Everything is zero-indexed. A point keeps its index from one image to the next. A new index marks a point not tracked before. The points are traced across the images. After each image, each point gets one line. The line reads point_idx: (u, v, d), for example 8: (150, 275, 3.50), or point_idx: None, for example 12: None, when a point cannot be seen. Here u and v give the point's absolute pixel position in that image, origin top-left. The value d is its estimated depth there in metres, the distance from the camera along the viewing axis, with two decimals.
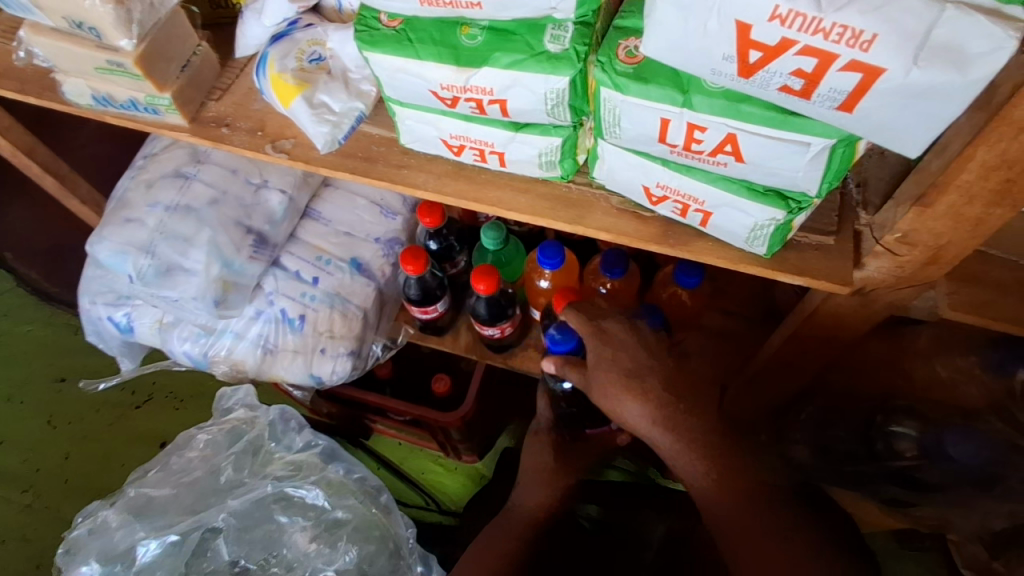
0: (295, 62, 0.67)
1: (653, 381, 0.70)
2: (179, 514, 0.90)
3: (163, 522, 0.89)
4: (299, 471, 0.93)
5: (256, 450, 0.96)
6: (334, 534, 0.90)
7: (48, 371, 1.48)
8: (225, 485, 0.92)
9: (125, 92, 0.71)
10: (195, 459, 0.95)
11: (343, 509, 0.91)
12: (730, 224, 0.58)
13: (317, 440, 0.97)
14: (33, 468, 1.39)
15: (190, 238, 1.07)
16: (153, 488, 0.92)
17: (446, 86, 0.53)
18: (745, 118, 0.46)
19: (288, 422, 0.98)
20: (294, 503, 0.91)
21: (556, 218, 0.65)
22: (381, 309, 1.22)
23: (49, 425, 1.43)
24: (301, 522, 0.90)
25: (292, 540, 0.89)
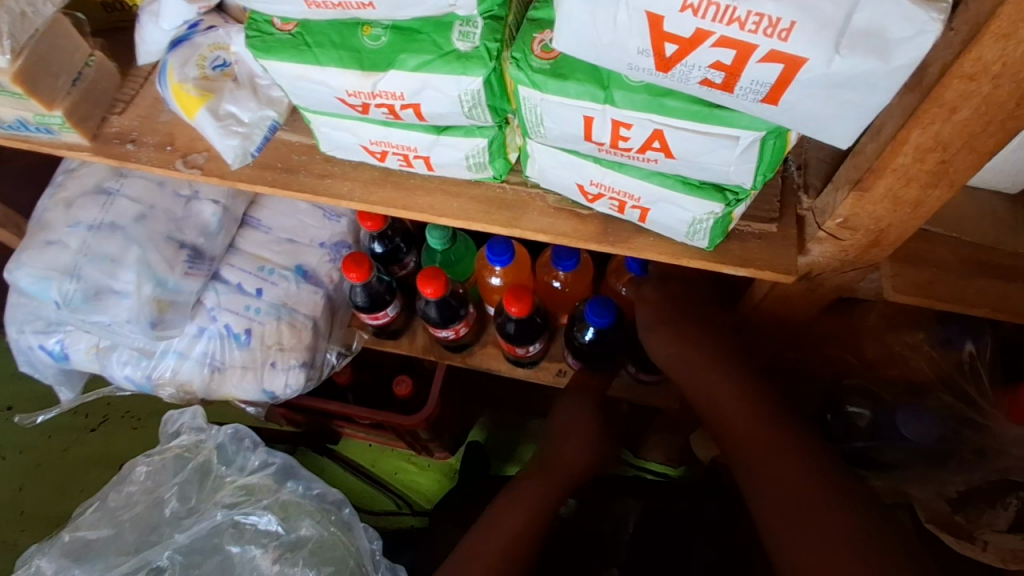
0: (196, 70, 0.62)
1: (691, 326, 0.79)
2: (121, 554, 0.86)
3: (103, 565, 0.85)
4: (253, 493, 0.89)
5: (206, 473, 0.92)
6: (292, 556, 0.86)
7: None
8: (172, 517, 0.89)
9: (9, 112, 0.65)
10: (136, 493, 0.91)
11: (302, 529, 0.88)
12: (669, 220, 0.55)
13: (267, 458, 0.93)
14: None
15: (117, 258, 1.01)
16: (90, 530, 0.88)
17: (352, 93, 0.49)
18: (670, 112, 0.43)
19: (240, 441, 0.94)
20: (246, 531, 0.87)
21: (490, 222, 0.62)
22: (332, 315, 1.17)
23: None
24: (256, 549, 0.86)
25: (252, 567, 0.85)
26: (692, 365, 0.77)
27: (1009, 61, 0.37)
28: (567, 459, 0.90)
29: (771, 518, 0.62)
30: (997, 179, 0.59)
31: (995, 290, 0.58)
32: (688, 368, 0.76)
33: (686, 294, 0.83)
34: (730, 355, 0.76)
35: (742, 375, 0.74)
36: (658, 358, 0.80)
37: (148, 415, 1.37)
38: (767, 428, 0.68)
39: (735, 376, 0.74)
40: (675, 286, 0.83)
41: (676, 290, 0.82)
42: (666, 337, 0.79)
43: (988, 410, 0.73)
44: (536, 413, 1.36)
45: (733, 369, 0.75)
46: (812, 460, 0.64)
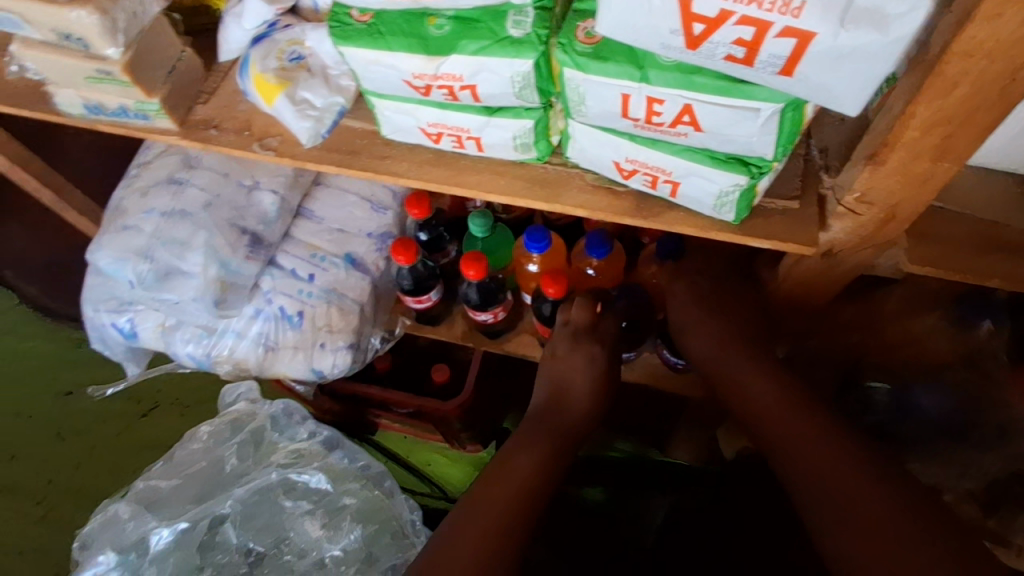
0: (276, 62, 0.70)
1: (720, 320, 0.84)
2: (187, 503, 0.93)
3: (172, 511, 0.92)
4: (303, 457, 0.97)
5: (260, 439, 0.99)
6: (336, 517, 0.93)
7: (55, 385, 1.52)
8: (231, 474, 0.96)
9: (114, 100, 0.74)
10: (198, 451, 0.98)
11: (347, 495, 0.94)
12: (698, 193, 0.61)
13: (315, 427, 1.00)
14: (45, 481, 1.43)
15: (187, 241, 1.10)
16: (160, 480, 0.96)
17: (417, 75, 0.56)
18: (698, 88, 0.49)
19: (289, 414, 1.01)
20: (297, 489, 0.95)
21: (533, 198, 0.68)
22: (377, 302, 1.24)
23: (58, 437, 1.47)
24: (306, 506, 0.94)
25: (300, 526, 0.92)
26: (722, 371, 0.80)
27: (1000, 40, 0.42)
28: (569, 418, 0.84)
29: (799, 486, 0.65)
30: (1004, 161, 0.63)
31: (1007, 265, 0.61)
32: (725, 376, 0.80)
33: (715, 286, 0.88)
34: (752, 343, 0.81)
35: (767, 368, 0.77)
36: (699, 361, 0.84)
37: (196, 402, 1.47)
38: (791, 406, 0.71)
39: (762, 362, 0.78)
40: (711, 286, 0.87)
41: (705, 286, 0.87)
42: (706, 342, 0.83)
43: (1004, 386, 0.77)
44: None
45: (753, 361, 0.78)
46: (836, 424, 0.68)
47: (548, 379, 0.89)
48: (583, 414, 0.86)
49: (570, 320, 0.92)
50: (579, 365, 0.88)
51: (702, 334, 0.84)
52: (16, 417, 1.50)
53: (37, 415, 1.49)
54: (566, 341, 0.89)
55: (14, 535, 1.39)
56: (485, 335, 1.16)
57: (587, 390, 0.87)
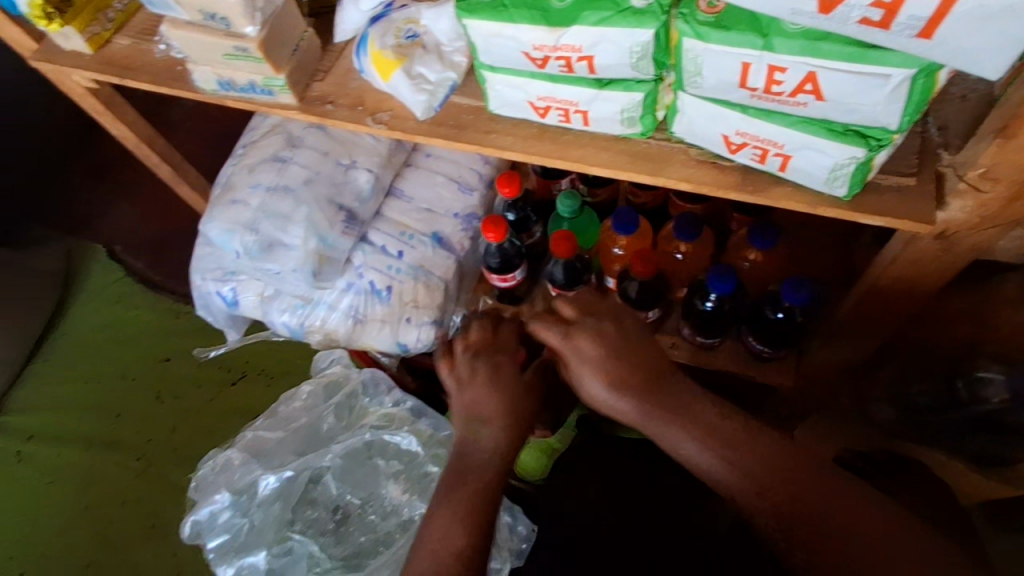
0: (394, 39, 0.74)
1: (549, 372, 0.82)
2: (290, 455, 1.00)
3: (277, 462, 0.99)
4: (392, 422, 1.02)
5: (353, 402, 1.05)
6: (422, 483, 0.98)
7: (153, 351, 1.63)
8: (329, 432, 1.03)
9: (245, 76, 0.80)
10: (299, 409, 1.05)
11: (433, 461, 0.99)
12: (810, 167, 0.60)
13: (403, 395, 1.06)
14: (145, 439, 1.53)
15: (289, 215, 1.17)
16: (266, 431, 1.03)
17: (537, 47, 0.58)
18: (824, 54, 0.49)
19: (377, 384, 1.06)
20: (388, 451, 1.01)
21: (637, 172, 0.69)
22: (460, 280, 1.29)
23: (156, 399, 1.57)
24: (395, 468, 1.00)
25: (386, 487, 0.99)
26: (626, 412, 0.77)
27: None
28: (486, 446, 0.79)
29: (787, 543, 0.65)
30: None
31: None
32: (624, 414, 0.77)
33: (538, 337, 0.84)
34: (642, 378, 0.77)
35: (651, 397, 0.76)
36: (594, 401, 0.80)
37: (281, 373, 1.57)
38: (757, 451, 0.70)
39: (636, 403, 0.76)
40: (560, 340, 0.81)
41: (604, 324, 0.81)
42: (596, 379, 0.78)
43: None
44: None
45: (667, 397, 0.76)
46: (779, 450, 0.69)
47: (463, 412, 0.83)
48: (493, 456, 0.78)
49: (454, 355, 0.89)
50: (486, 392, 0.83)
51: (585, 376, 0.79)
52: (120, 378, 1.60)
53: (135, 377, 1.60)
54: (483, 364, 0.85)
55: (117, 488, 1.48)
56: None
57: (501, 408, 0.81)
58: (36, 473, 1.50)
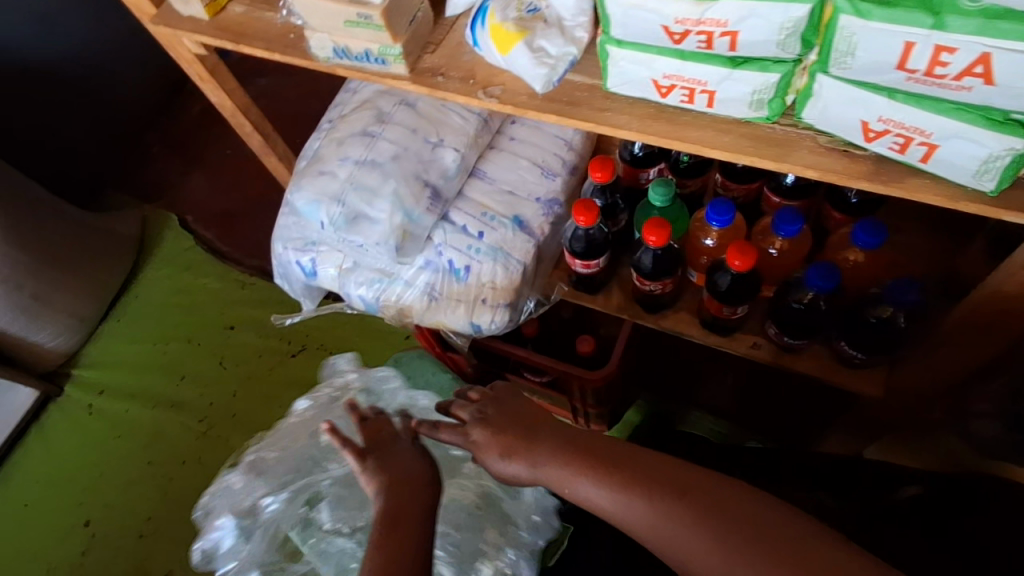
0: (515, 12, 0.74)
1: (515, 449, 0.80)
2: (290, 474, 1.07)
3: (277, 479, 1.06)
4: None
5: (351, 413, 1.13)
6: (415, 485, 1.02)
7: (221, 318, 1.67)
8: (325, 446, 1.10)
9: (361, 44, 0.81)
10: (297, 426, 1.14)
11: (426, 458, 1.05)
12: (958, 158, 0.58)
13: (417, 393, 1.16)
14: (207, 401, 1.57)
15: (376, 189, 1.19)
16: (267, 452, 1.10)
17: (680, 20, 0.57)
18: (1004, 34, 0.46)
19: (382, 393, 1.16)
20: None
21: (761, 156, 0.67)
22: (538, 265, 1.28)
23: (221, 364, 1.61)
24: None
25: None
26: (530, 479, 0.80)
27: None
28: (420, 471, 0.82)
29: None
30: None
31: None
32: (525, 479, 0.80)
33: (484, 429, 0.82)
34: (526, 443, 0.80)
35: (541, 453, 0.78)
36: (502, 476, 0.83)
37: (340, 348, 1.60)
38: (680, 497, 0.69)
39: (533, 467, 0.78)
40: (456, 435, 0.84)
41: (489, 414, 0.84)
42: (492, 457, 0.81)
43: None
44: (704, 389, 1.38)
45: (552, 448, 0.78)
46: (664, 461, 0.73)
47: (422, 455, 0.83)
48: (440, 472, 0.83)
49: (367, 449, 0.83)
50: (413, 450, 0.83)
51: (484, 458, 0.82)
52: (187, 341, 1.65)
53: (201, 341, 1.64)
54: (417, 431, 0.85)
55: (179, 446, 1.51)
56: (643, 309, 1.17)
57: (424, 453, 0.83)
58: (105, 426, 1.55)
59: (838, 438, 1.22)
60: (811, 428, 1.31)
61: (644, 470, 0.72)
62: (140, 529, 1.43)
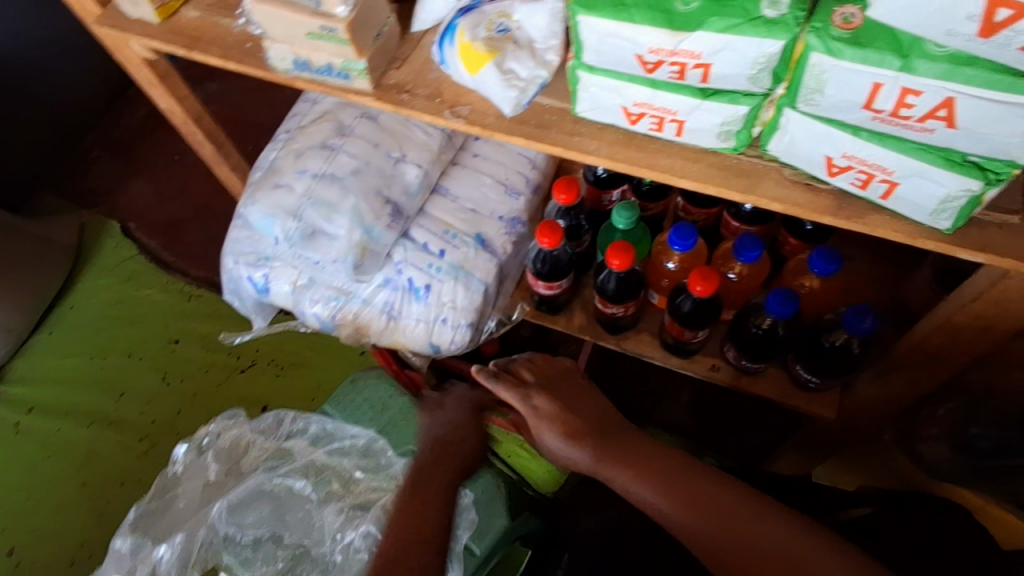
0: (485, 32, 0.72)
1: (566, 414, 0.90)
2: (184, 524, 0.90)
3: (170, 531, 0.89)
4: (288, 458, 0.97)
5: (245, 448, 1.00)
6: (354, 510, 0.91)
7: (166, 331, 1.59)
8: (219, 486, 0.95)
9: (324, 58, 0.78)
10: (183, 473, 0.97)
11: (358, 470, 0.97)
12: (917, 196, 0.59)
13: (324, 424, 1.03)
14: (149, 420, 1.47)
15: (335, 204, 1.15)
16: (151, 507, 0.93)
17: (654, 50, 0.57)
18: (968, 80, 0.47)
19: (283, 426, 1.02)
20: (295, 473, 0.95)
21: (728, 187, 0.68)
22: (501, 284, 1.26)
23: (164, 380, 1.52)
24: (313, 493, 0.94)
25: (323, 515, 0.91)
26: (579, 459, 0.87)
27: None
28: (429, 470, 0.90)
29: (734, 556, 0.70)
30: None
31: None
32: (574, 458, 0.87)
33: (556, 390, 0.94)
34: (589, 429, 0.88)
35: (601, 439, 0.86)
36: (552, 452, 0.90)
37: (292, 363, 1.53)
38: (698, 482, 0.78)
39: (586, 449, 0.86)
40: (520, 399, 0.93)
41: (554, 390, 0.94)
42: (549, 429, 0.89)
43: None
44: (662, 408, 1.38)
45: (610, 437, 0.87)
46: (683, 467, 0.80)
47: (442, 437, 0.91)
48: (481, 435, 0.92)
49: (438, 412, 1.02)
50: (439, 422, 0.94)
51: (541, 427, 0.90)
52: (126, 355, 1.55)
53: (143, 356, 1.55)
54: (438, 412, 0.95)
55: (116, 468, 1.42)
56: (603, 330, 1.16)
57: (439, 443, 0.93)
58: (34, 446, 1.44)
59: (794, 456, 1.24)
60: (766, 446, 1.33)
61: (671, 473, 0.80)
62: (71, 556, 1.33)
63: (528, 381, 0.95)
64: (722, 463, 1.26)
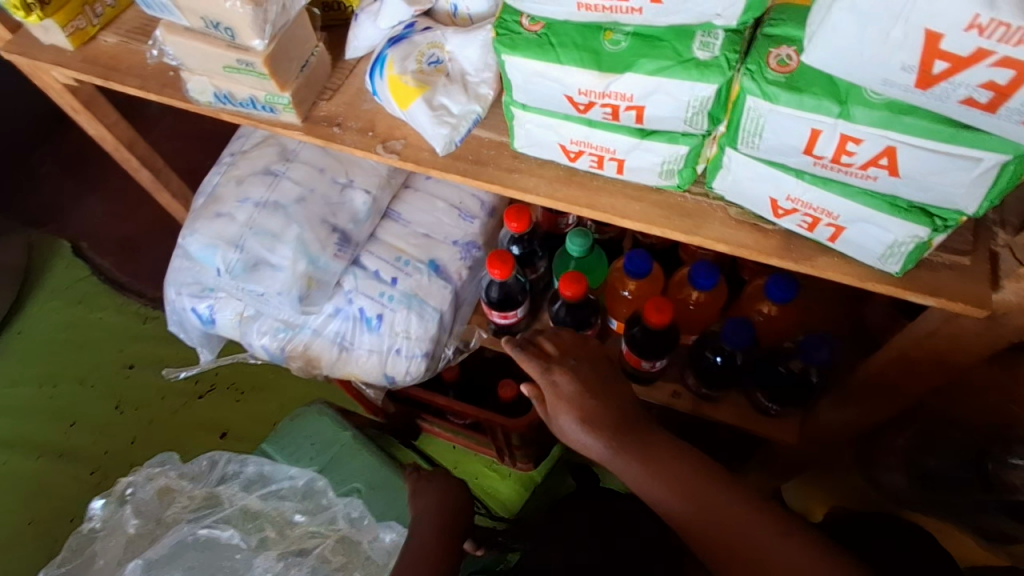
0: (415, 65, 0.68)
1: (586, 396, 0.77)
2: None
3: None
4: (217, 505, 0.91)
5: (171, 498, 0.93)
6: (292, 555, 0.85)
7: (116, 357, 1.51)
8: (138, 542, 0.87)
9: (245, 91, 0.73)
10: (99, 530, 0.90)
11: (298, 514, 0.92)
12: (865, 241, 0.56)
13: (261, 467, 0.99)
14: (101, 450, 1.40)
15: (278, 234, 1.10)
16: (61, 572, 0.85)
17: (584, 91, 0.53)
18: (908, 129, 0.44)
19: (216, 469, 0.98)
20: (225, 523, 0.88)
21: (672, 227, 0.64)
22: (457, 311, 1.21)
23: (117, 409, 1.45)
24: (244, 542, 0.87)
25: (257, 563, 0.84)
26: (597, 450, 0.76)
27: None
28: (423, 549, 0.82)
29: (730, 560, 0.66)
30: None
31: None
32: (593, 450, 0.76)
33: (584, 368, 0.80)
34: (613, 422, 0.76)
35: (626, 438, 0.75)
36: (563, 435, 0.79)
37: (252, 388, 1.46)
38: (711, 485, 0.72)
39: (609, 442, 0.75)
40: (540, 375, 0.79)
41: (580, 368, 0.80)
42: (570, 413, 0.77)
43: None
44: None
45: (635, 436, 0.76)
46: (700, 469, 0.73)
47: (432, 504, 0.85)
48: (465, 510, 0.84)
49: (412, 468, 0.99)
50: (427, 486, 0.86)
51: (560, 412, 0.77)
52: (79, 383, 1.48)
53: (95, 384, 1.48)
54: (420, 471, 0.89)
55: (63, 503, 1.35)
56: None
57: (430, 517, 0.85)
58: None
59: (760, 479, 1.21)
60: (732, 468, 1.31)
61: (689, 475, 0.72)
62: None
63: (551, 353, 0.81)
64: None
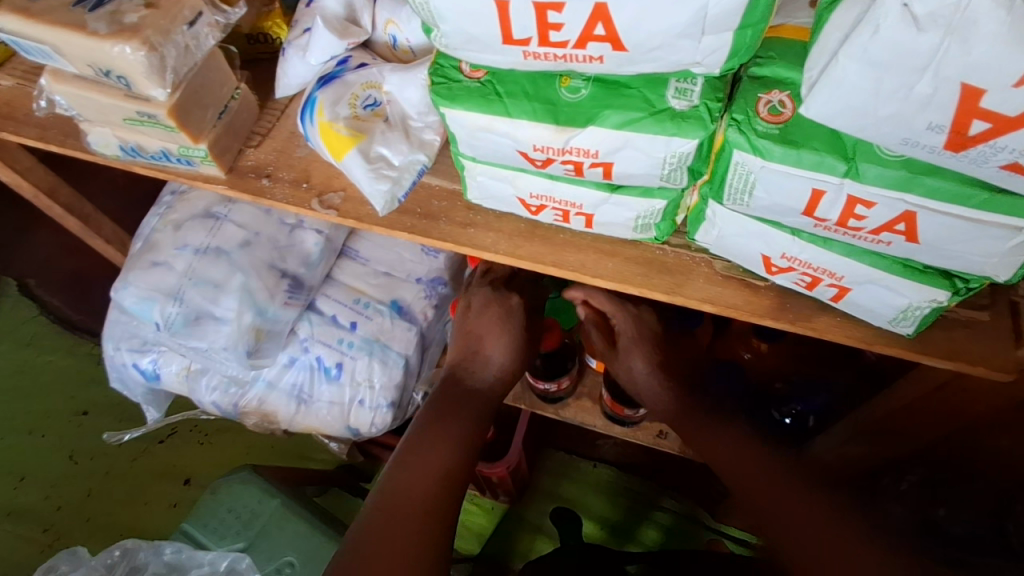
0: (348, 109, 0.59)
1: (655, 337, 0.75)
2: None
3: None
4: None
5: None
6: None
7: (68, 403, 1.23)
8: None
9: (155, 143, 0.64)
10: None
11: None
12: (874, 305, 0.49)
13: (176, 555, 0.88)
14: (54, 506, 1.13)
15: (221, 283, 0.91)
16: None
17: (539, 147, 0.44)
18: (930, 193, 0.37)
19: (124, 562, 0.87)
20: None
21: (651, 287, 0.56)
22: (424, 353, 1.03)
23: (69, 458, 1.18)
24: None
25: None
26: (662, 401, 0.73)
27: None
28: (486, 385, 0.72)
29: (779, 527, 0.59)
30: None
31: None
32: (656, 398, 0.73)
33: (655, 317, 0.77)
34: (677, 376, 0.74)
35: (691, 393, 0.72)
36: (628, 385, 0.75)
37: (221, 428, 1.20)
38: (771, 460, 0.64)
39: (676, 393, 0.72)
40: (617, 312, 0.75)
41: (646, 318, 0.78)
42: (643, 359, 0.73)
43: None
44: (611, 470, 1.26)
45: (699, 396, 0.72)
46: (770, 449, 0.66)
47: (460, 340, 0.76)
48: (503, 375, 0.74)
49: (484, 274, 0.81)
50: (493, 321, 0.75)
51: (634, 353, 0.74)
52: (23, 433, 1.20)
53: (45, 433, 1.20)
54: (484, 290, 0.77)
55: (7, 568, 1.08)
56: (540, 398, 0.91)
57: (509, 353, 0.74)
58: None
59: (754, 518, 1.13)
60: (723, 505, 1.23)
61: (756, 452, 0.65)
62: None
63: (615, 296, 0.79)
64: (681, 507, 1.06)
